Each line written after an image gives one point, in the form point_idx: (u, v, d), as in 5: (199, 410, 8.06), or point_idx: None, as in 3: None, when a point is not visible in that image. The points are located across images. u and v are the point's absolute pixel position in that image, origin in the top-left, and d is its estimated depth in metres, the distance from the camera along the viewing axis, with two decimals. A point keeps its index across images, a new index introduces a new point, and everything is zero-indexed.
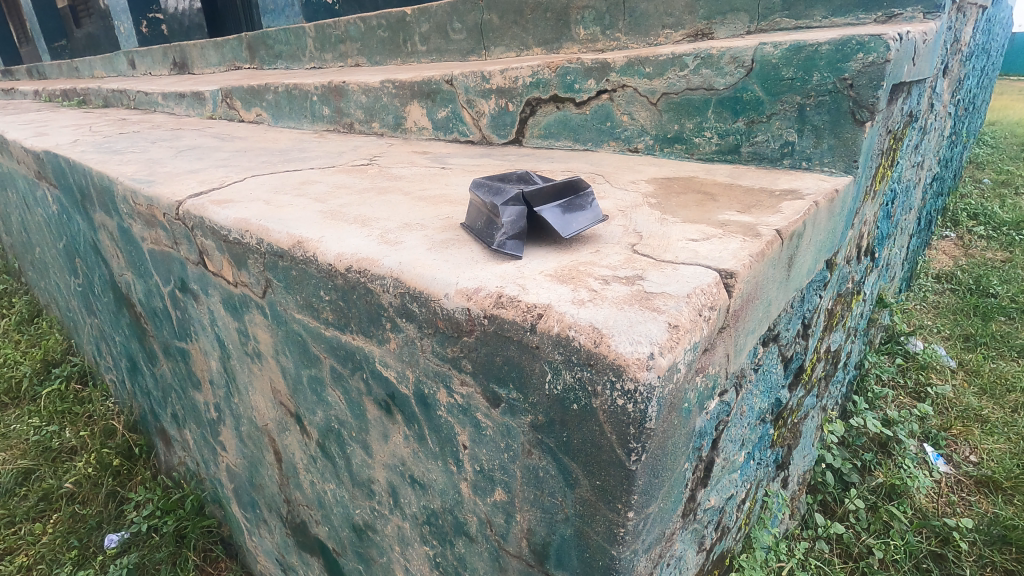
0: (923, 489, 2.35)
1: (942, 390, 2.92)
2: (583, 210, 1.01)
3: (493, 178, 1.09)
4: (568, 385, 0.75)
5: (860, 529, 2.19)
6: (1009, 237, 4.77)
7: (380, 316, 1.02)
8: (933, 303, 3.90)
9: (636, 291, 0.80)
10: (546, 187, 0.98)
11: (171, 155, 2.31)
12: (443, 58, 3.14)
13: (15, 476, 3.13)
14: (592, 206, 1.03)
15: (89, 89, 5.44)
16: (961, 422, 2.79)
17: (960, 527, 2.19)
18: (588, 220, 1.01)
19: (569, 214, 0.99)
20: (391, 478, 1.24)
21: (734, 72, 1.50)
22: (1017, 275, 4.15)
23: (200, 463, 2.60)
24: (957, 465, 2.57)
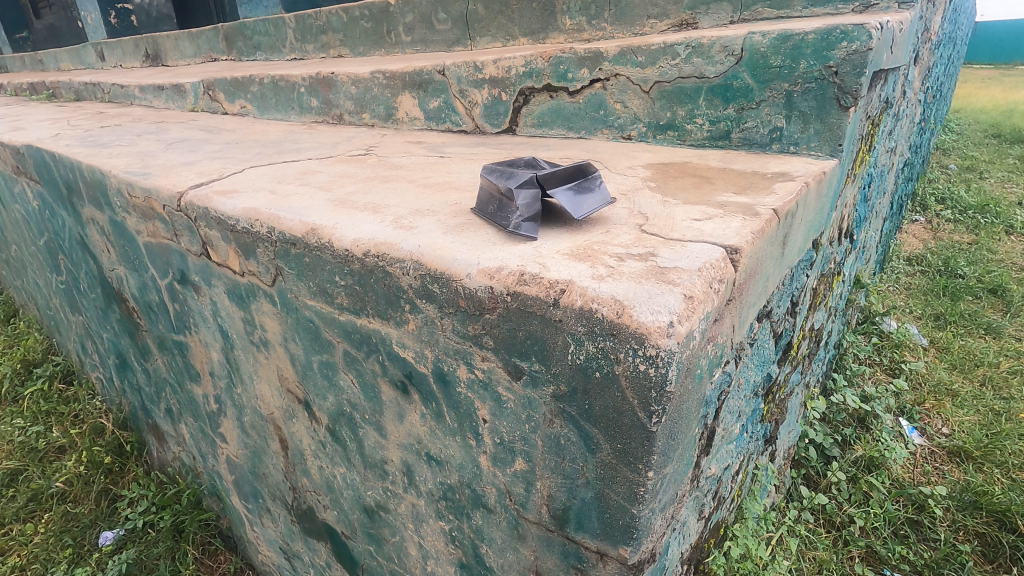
0: (900, 461, 2.48)
1: (915, 367, 3.07)
2: (592, 193, 1.06)
3: (502, 164, 1.13)
4: (591, 354, 0.80)
5: (843, 499, 2.30)
6: (975, 220, 4.99)
7: (398, 298, 1.06)
8: (905, 284, 4.06)
9: (651, 266, 0.85)
10: (557, 171, 1.02)
11: (161, 148, 2.29)
12: (429, 49, 3.14)
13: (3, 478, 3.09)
14: (600, 188, 1.08)
15: (59, 82, 5.30)
16: (936, 396, 2.93)
17: (935, 496, 2.32)
18: (598, 202, 1.06)
19: (580, 196, 1.04)
20: (406, 456, 1.28)
21: (725, 61, 1.56)
22: (984, 256, 4.35)
23: (196, 457, 2.61)
24: (929, 436, 2.71)
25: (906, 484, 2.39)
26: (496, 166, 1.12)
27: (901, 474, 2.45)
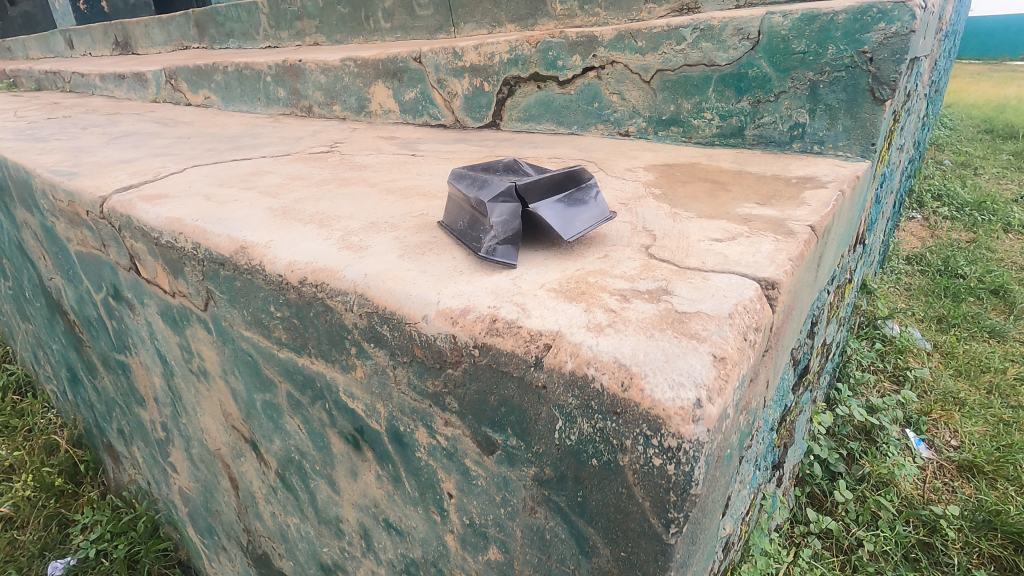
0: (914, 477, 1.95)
1: (923, 373, 2.46)
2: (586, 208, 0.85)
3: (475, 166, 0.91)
4: (586, 436, 0.59)
5: (850, 521, 1.78)
6: (972, 217, 4.35)
7: (343, 339, 0.84)
8: (905, 286, 3.37)
9: (665, 311, 0.64)
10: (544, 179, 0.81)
11: (103, 142, 2.04)
12: (410, 36, 2.90)
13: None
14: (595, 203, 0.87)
15: (20, 70, 4.98)
16: (945, 403, 2.31)
17: (948, 514, 1.79)
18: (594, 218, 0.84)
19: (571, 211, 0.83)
20: (363, 519, 1.06)
21: (738, 45, 1.34)
22: (982, 254, 3.70)
23: (151, 482, 2.37)
24: (937, 447, 2.12)
25: (916, 501, 1.87)
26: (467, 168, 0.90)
27: (912, 490, 1.90)
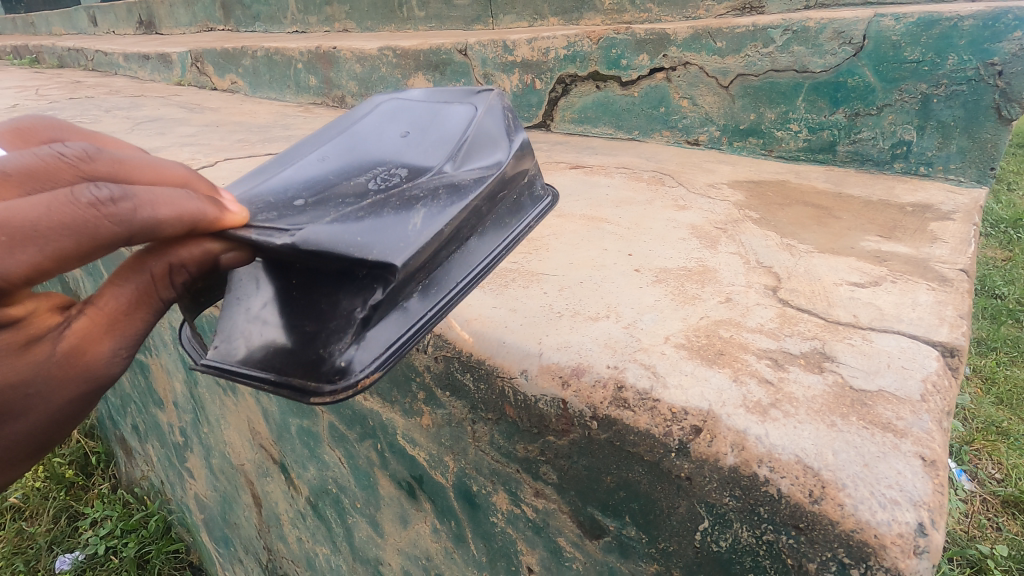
0: (964, 514, 1.32)
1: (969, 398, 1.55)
2: (303, 346, 0.51)
3: (421, 97, 0.78)
4: (744, 546, 0.46)
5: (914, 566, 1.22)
6: None
7: (408, 380, 0.72)
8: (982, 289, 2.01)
9: (838, 387, 0.51)
10: (266, 216, 0.53)
11: (129, 128, 1.94)
12: (444, 27, 2.45)
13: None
14: (342, 350, 0.50)
15: (42, 46, 4.93)
16: (990, 432, 1.47)
17: (995, 555, 1.20)
18: (297, 365, 0.51)
19: (270, 322, 0.53)
20: (408, 566, 0.96)
21: (838, 50, 1.21)
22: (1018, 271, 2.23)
23: (165, 482, 2.26)
24: (982, 479, 1.37)
25: (960, 539, 1.26)
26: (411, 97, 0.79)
27: (957, 527, 1.29)
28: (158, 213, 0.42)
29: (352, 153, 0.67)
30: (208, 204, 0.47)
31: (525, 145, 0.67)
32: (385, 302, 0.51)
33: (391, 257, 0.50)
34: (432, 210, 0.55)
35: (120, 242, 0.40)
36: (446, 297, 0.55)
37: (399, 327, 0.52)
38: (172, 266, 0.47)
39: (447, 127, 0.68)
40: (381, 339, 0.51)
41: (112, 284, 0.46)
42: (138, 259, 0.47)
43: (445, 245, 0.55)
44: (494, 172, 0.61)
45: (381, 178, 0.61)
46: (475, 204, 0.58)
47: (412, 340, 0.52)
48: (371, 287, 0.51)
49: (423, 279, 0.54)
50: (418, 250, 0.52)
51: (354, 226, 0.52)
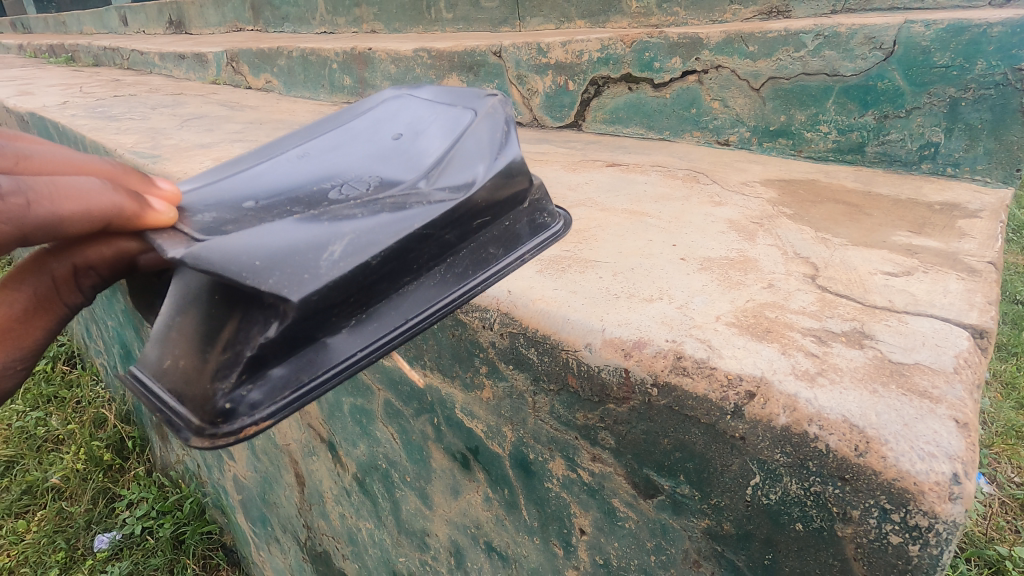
0: (981, 516, 1.44)
1: (988, 403, 1.67)
2: (200, 381, 0.60)
3: (439, 98, 0.91)
4: (793, 497, 0.52)
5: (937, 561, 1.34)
6: None
7: (471, 356, 0.79)
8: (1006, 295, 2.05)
9: (877, 359, 0.57)
10: (203, 217, 0.68)
11: (177, 124, 2.03)
12: (472, 28, 2.50)
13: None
14: (228, 392, 0.59)
15: (78, 45, 5.07)
16: (1007, 436, 1.60)
17: (1013, 557, 1.31)
18: (192, 404, 0.60)
19: (172, 350, 0.63)
20: (457, 537, 1.01)
21: (869, 55, 1.26)
22: None
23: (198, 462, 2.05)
24: (1000, 483, 1.49)
25: (978, 540, 1.37)
26: (429, 96, 0.92)
27: (975, 529, 1.40)
28: (54, 209, 0.56)
29: (348, 155, 0.82)
30: (130, 200, 0.62)
31: (512, 163, 0.74)
32: (277, 344, 0.59)
33: (286, 292, 0.57)
34: (356, 241, 0.62)
35: (14, 237, 0.54)
36: (379, 339, 0.65)
37: (296, 374, 0.62)
38: (78, 269, 0.69)
39: (430, 141, 0.80)
40: (278, 390, 0.61)
41: (17, 291, 0.70)
42: (42, 267, 0.70)
43: (368, 277, 0.62)
44: (458, 198, 0.69)
45: (347, 188, 0.73)
46: (416, 234, 0.65)
47: (314, 391, 0.61)
48: (268, 326, 0.59)
49: (336, 322, 0.62)
50: (323, 284, 0.59)
51: (256, 249, 0.57)
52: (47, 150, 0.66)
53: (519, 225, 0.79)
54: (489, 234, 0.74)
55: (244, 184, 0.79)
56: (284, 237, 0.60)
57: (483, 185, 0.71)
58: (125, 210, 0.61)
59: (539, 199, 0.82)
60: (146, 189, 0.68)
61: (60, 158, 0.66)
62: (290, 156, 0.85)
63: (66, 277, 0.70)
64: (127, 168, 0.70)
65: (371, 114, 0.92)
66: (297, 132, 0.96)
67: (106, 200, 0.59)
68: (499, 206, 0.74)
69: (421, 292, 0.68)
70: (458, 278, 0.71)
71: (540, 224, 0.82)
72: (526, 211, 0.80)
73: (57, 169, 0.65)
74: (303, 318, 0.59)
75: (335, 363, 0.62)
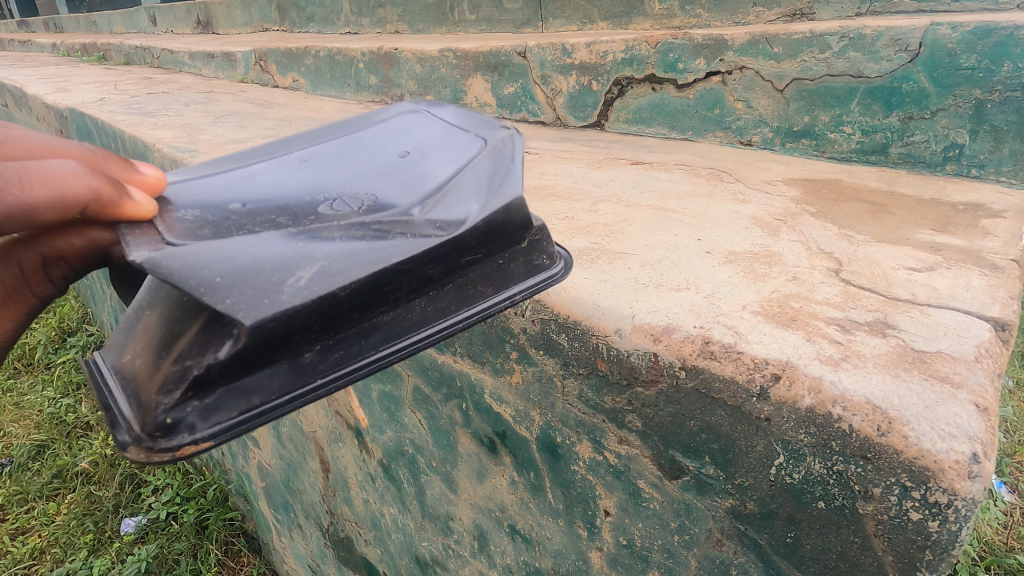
0: (1001, 524, 1.45)
1: (1010, 410, 1.68)
2: (149, 388, 0.56)
3: (457, 117, 0.85)
4: (816, 476, 0.54)
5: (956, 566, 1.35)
6: None
7: (502, 342, 0.82)
8: None
9: (900, 347, 0.59)
10: (184, 215, 0.63)
11: (211, 120, 2.10)
12: (494, 30, 2.53)
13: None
14: (170, 408, 0.54)
15: (109, 44, 5.21)
16: None
17: None
18: (138, 410, 0.56)
19: (136, 345, 0.62)
20: (481, 520, 1.03)
21: (894, 57, 1.27)
22: None
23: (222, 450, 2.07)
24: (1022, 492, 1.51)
25: (997, 548, 1.38)
26: (448, 113, 0.86)
27: (994, 537, 1.41)
28: (24, 195, 0.50)
29: (347, 167, 0.77)
30: (109, 186, 0.56)
31: (513, 201, 0.66)
32: (228, 367, 0.55)
33: (240, 314, 0.53)
34: (326, 269, 0.58)
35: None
36: (343, 369, 0.60)
37: (246, 396, 0.57)
38: (47, 259, 0.61)
39: (436, 166, 0.74)
40: (226, 411, 0.56)
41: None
42: (8, 256, 0.61)
43: (334, 308, 0.58)
44: (444, 236, 0.63)
45: (338, 205, 0.68)
46: (392, 270, 0.60)
47: (263, 418, 0.57)
48: (222, 346, 0.55)
49: (297, 349, 0.57)
50: (281, 311, 0.55)
51: (217, 263, 0.54)
52: (18, 134, 0.61)
53: (515, 263, 0.70)
54: (479, 271, 0.67)
55: (236, 182, 0.75)
56: (250, 253, 0.56)
57: (476, 224, 0.64)
58: (102, 196, 0.56)
59: (538, 239, 0.72)
60: (127, 178, 0.63)
61: (31, 142, 0.60)
62: (291, 158, 0.81)
63: (35, 268, 0.62)
64: (108, 154, 0.65)
65: (385, 123, 0.87)
66: (307, 133, 0.91)
67: (80, 184, 0.53)
68: (493, 243, 0.66)
69: (395, 324, 0.62)
70: (439, 313, 0.65)
71: (539, 266, 0.73)
72: (523, 250, 0.70)
73: (30, 155, 0.60)
74: (256, 343, 0.54)
75: (293, 389, 0.58)
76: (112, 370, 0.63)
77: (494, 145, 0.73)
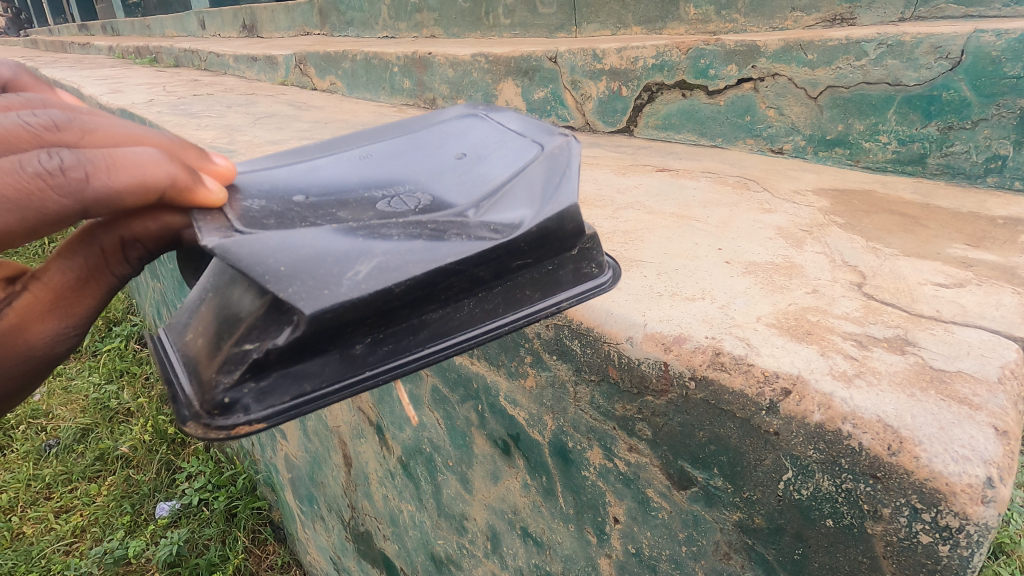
0: None
1: None
2: (210, 366, 0.58)
3: (515, 121, 0.86)
4: (824, 493, 0.54)
5: None
6: None
7: (517, 346, 0.83)
8: None
9: (916, 365, 0.58)
10: (252, 204, 0.65)
11: (250, 122, 2.18)
12: (528, 35, 2.55)
13: (44, 423, 2.55)
14: (229, 387, 0.56)
15: (161, 48, 5.44)
16: None
17: None
18: (199, 387, 0.58)
19: (202, 325, 0.63)
20: (494, 522, 1.04)
21: (934, 65, 1.23)
22: None
23: (251, 441, 2.14)
24: None
25: None
26: (507, 118, 0.88)
27: None
28: (110, 181, 0.52)
29: (406, 166, 0.80)
30: (184, 172, 0.58)
31: (567, 208, 0.67)
32: (285, 353, 0.56)
33: (300, 303, 0.54)
34: (384, 264, 0.59)
35: (75, 212, 0.52)
36: (392, 362, 0.61)
37: (299, 381, 0.58)
38: (125, 241, 0.59)
39: (493, 168, 0.76)
40: (279, 394, 0.57)
41: (63, 262, 0.59)
42: (89, 237, 0.59)
43: (388, 303, 0.58)
44: (498, 239, 0.64)
45: (396, 203, 0.70)
46: (446, 269, 0.61)
47: (312, 404, 0.57)
48: (281, 332, 0.56)
49: (350, 339, 0.58)
50: (338, 302, 0.55)
51: (283, 252, 0.56)
52: (106, 120, 0.59)
53: (563, 271, 0.70)
54: (528, 275, 0.67)
55: (302, 175, 0.78)
56: (311, 245, 0.58)
57: (530, 229, 0.65)
58: (179, 181, 0.57)
59: (589, 248, 0.71)
60: (201, 164, 0.66)
61: (119, 130, 0.58)
62: (352, 155, 0.84)
63: (115, 249, 0.59)
64: (177, 139, 0.65)
65: (443, 125, 0.89)
66: (366, 131, 0.94)
67: (161, 170, 0.55)
68: (544, 249, 0.67)
69: (443, 323, 0.63)
70: (487, 314, 0.65)
71: (585, 274, 0.73)
72: (573, 257, 0.70)
73: (118, 142, 0.57)
74: (315, 333, 0.55)
75: (343, 379, 0.59)
76: (175, 347, 0.65)
77: (551, 150, 0.75)
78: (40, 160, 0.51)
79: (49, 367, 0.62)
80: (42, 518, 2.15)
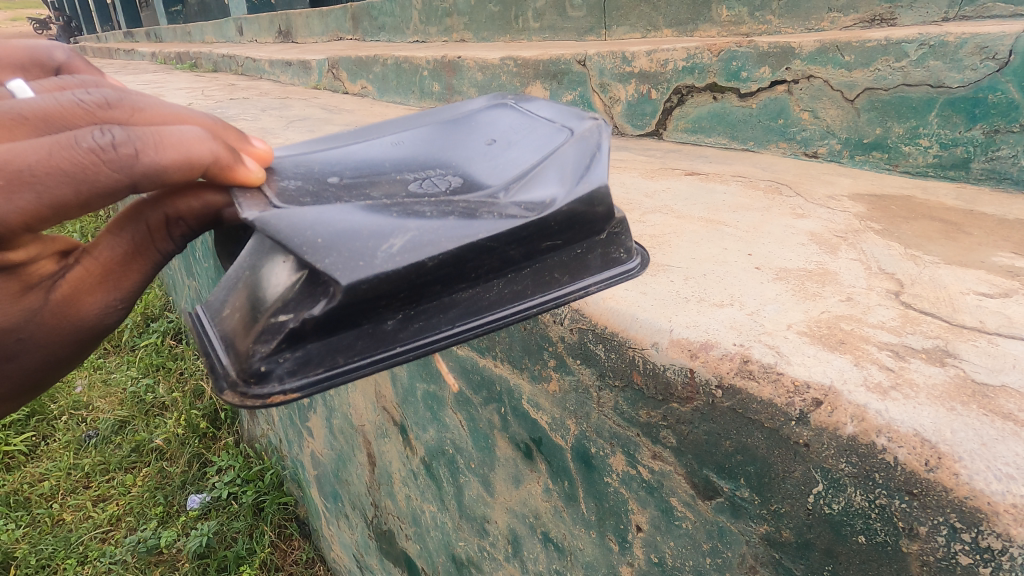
0: None
1: None
2: (246, 337, 0.58)
3: (545, 109, 0.86)
4: (857, 509, 0.52)
5: None
6: None
7: (540, 349, 0.83)
8: None
9: (957, 378, 0.55)
10: (288, 183, 0.67)
11: (284, 125, 2.23)
12: (557, 38, 2.54)
13: (85, 415, 2.65)
14: (266, 357, 0.56)
15: (201, 54, 5.62)
16: None
17: None
18: (235, 357, 0.59)
19: (234, 295, 0.63)
20: (515, 525, 1.04)
21: (979, 65, 1.18)
22: None
23: (278, 437, 2.17)
24: None
25: None
26: (536, 106, 0.88)
27: None
28: (158, 157, 0.53)
29: (438, 152, 0.80)
30: (225, 150, 0.60)
31: (598, 189, 0.67)
32: (321, 324, 0.56)
33: (337, 273, 0.55)
34: (418, 239, 0.59)
35: (125, 185, 0.52)
36: (421, 339, 0.61)
37: (332, 354, 0.58)
38: (170, 218, 0.62)
39: (523, 153, 0.76)
40: (314, 365, 0.58)
41: (111, 238, 0.61)
42: (137, 215, 0.61)
43: (421, 278, 0.59)
44: (529, 217, 0.64)
45: (427, 184, 0.71)
46: (478, 245, 0.61)
47: (346, 376, 0.58)
48: (316, 304, 0.56)
49: (381, 315, 0.59)
50: (374, 275, 0.56)
51: (320, 226, 0.57)
52: (155, 101, 0.60)
53: (592, 255, 0.72)
54: (556, 258, 0.68)
55: (335, 159, 0.79)
56: (347, 221, 0.59)
57: (561, 208, 0.65)
58: (220, 159, 0.59)
59: (617, 233, 0.73)
60: (241, 146, 0.67)
61: (167, 109, 0.60)
62: (385, 141, 0.85)
63: (160, 226, 0.62)
64: (219, 120, 0.67)
65: (473, 114, 0.90)
66: (397, 121, 0.94)
67: (204, 148, 0.57)
68: (573, 232, 0.67)
69: (473, 302, 0.63)
70: (514, 296, 0.66)
71: (614, 259, 0.76)
72: (602, 242, 0.72)
73: (165, 121, 0.59)
74: (349, 305, 0.56)
75: (372, 353, 0.60)
76: (211, 323, 0.65)
77: (581, 135, 0.75)
78: (93, 136, 0.51)
79: (97, 337, 0.63)
80: (80, 506, 2.23)
